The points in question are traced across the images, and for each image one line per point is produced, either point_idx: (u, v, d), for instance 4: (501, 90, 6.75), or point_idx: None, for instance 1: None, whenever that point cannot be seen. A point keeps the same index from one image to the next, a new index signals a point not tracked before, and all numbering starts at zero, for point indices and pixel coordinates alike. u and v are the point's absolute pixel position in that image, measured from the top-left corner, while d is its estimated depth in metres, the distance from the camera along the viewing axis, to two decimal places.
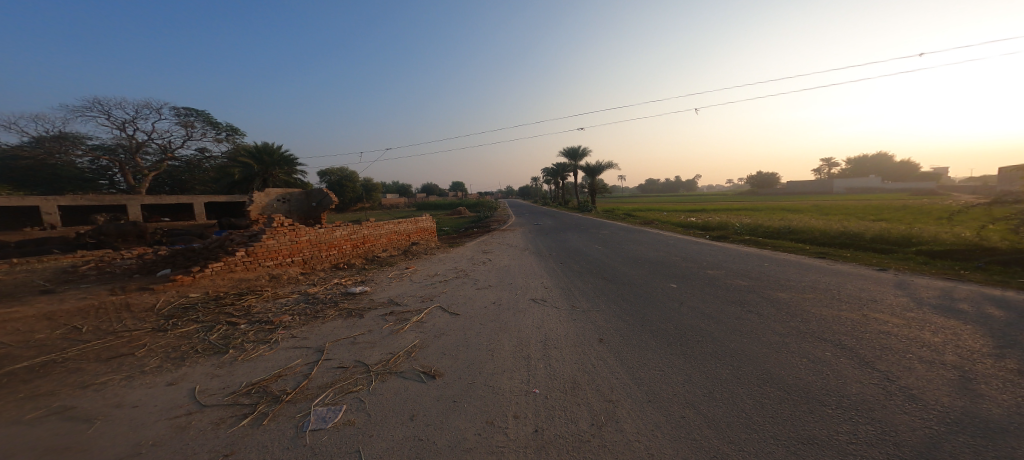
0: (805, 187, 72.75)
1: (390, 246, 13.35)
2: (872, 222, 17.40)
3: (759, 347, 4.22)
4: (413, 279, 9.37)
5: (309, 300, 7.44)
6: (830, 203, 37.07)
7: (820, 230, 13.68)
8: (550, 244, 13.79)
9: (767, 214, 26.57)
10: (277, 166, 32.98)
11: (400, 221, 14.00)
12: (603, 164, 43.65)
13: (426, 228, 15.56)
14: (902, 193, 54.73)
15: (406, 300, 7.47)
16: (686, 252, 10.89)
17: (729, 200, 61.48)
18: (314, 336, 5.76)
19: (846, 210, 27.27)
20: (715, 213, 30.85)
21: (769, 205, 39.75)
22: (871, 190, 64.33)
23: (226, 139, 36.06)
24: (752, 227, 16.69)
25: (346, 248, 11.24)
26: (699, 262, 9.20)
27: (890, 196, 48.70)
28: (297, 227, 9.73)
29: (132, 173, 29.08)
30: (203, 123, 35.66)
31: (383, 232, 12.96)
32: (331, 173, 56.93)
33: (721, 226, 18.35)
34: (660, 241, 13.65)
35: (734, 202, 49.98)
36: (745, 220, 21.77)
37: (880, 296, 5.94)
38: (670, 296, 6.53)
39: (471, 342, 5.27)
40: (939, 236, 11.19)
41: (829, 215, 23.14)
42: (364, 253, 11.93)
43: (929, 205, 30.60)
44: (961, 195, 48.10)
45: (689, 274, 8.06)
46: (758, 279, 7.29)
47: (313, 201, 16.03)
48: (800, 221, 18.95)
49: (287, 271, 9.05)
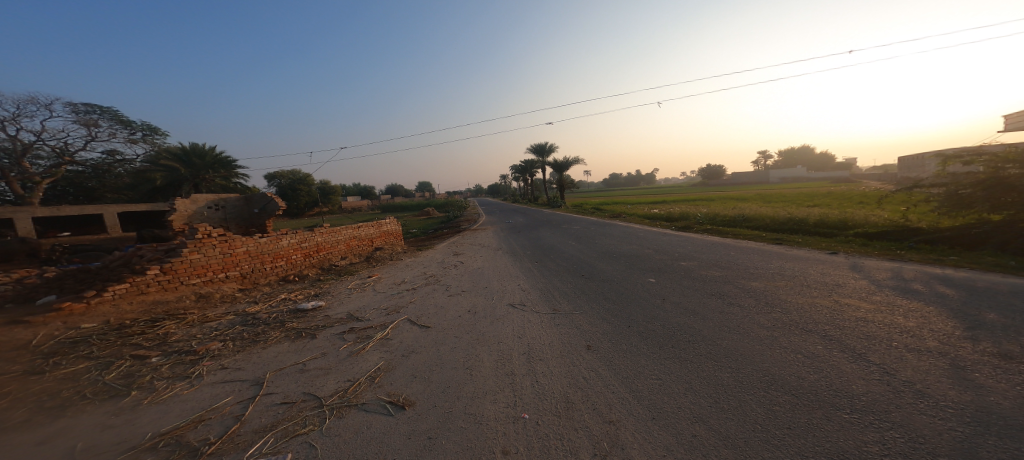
0: (743, 177, 78.35)
1: (349, 253, 12.24)
2: (810, 207, 18.70)
3: (753, 344, 4.05)
4: (376, 289, 8.48)
5: (247, 321, 6.41)
6: (776, 192, 39.96)
7: (770, 217, 14.40)
8: (519, 243, 13.35)
9: (718, 204, 27.96)
10: (207, 169, 29.81)
11: (360, 225, 12.89)
12: (569, 160, 44.08)
13: (390, 231, 14.52)
14: (825, 180, 60.64)
15: (368, 314, 6.65)
16: (656, 245, 10.94)
17: (681, 191, 64.82)
18: (250, 366, 4.88)
19: (785, 198, 29.37)
20: (669, 204, 32.04)
21: (722, 195, 42.07)
22: (799, 179, 70.51)
23: (142, 140, 32.07)
24: (711, 217, 17.33)
25: (296, 258, 10.08)
26: (670, 255, 9.21)
27: (814, 183, 53.78)
28: (231, 237, 8.49)
29: (21, 180, 24.98)
30: (112, 122, 31.42)
31: (340, 238, 11.84)
32: (280, 176, 52.85)
33: (682, 217, 18.95)
34: (625, 234, 13.71)
35: (691, 194, 52.72)
36: (702, 210, 22.69)
37: (842, 279, 6.08)
38: (650, 293, 6.34)
39: (445, 360, 4.69)
40: (875, 219, 12.14)
41: (772, 203, 24.74)
42: (318, 263, 10.79)
43: (863, 191, 33.79)
44: (872, 181, 54.01)
45: (663, 268, 7.99)
46: (729, 269, 7.34)
47: (255, 207, 14.51)
48: (749, 209, 20.06)
49: (219, 289, 7.85)
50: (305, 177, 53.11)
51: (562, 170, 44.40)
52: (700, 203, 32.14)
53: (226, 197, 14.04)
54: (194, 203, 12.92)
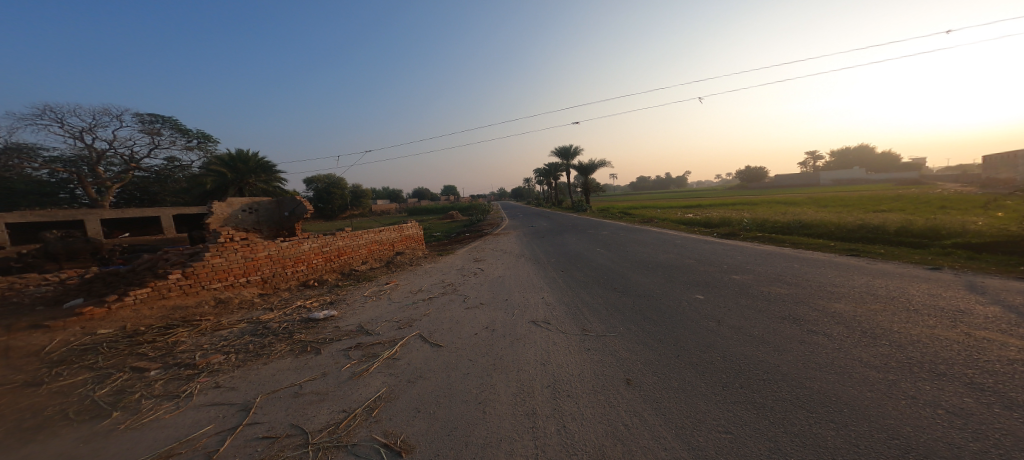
0: (792, 179, 73.08)
1: (370, 258, 11.93)
2: (882, 214, 16.39)
3: (858, 389, 3.00)
4: (394, 298, 7.93)
5: (257, 331, 6.01)
6: (828, 195, 36.61)
7: (835, 224, 12.64)
8: (549, 249, 12.49)
9: (767, 209, 25.65)
10: (252, 174, 31.26)
11: (383, 229, 12.57)
12: (595, 163, 42.67)
13: (413, 236, 14.17)
14: (888, 184, 55.04)
15: (379, 328, 6.08)
16: (700, 253, 9.72)
17: (722, 196, 61.38)
18: (244, 385, 4.38)
19: (841, 202, 26.58)
20: (713, 209, 29.86)
21: (767, 199, 39.13)
22: (858, 182, 64.69)
23: (197, 147, 34.25)
24: (759, 223, 15.64)
25: (317, 263, 9.80)
26: (720, 265, 8.02)
27: (877, 187, 48.88)
28: (252, 241, 8.26)
29: (94, 185, 27.11)
30: (171, 131, 33.81)
31: (362, 242, 11.55)
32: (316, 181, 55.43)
33: (725, 222, 17.34)
34: (664, 241, 12.49)
35: (731, 198, 49.55)
36: (748, 215, 20.74)
37: (964, 305, 4.74)
38: (700, 312, 5.32)
39: (456, 390, 3.95)
40: (966, 227, 10.28)
41: (830, 208, 22.28)
42: (339, 268, 10.50)
43: (933, 194, 30.04)
44: (946, 183, 48.50)
45: (712, 281, 6.88)
46: (797, 285, 6.13)
47: (286, 211, 14.65)
48: (801, 215, 18.08)
49: (239, 294, 7.58)
50: (341, 182, 54.73)
51: (586, 173, 43.01)
52: (741, 207, 29.90)
53: (259, 201, 14.21)
54: (229, 207, 13.10)
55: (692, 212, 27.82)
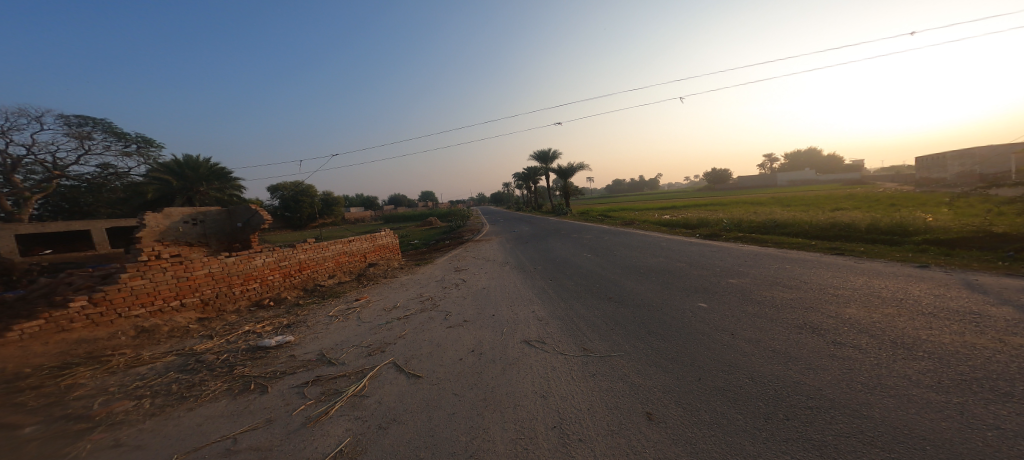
0: (751, 181, 76.58)
1: (337, 271, 10.88)
2: (849, 212, 16.91)
3: (930, 416, 2.54)
4: (361, 318, 7.02)
5: (187, 365, 4.97)
6: (790, 195, 38.29)
7: (810, 223, 12.79)
8: (529, 255, 11.88)
9: (737, 209, 26.27)
10: (202, 181, 29.15)
11: (350, 240, 11.52)
12: (573, 167, 42.89)
13: (385, 245, 13.14)
14: (838, 184, 58.61)
15: (343, 355, 5.21)
16: (689, 257, 9.43)
17: (690, 197, 63.36)
18: (162, 442, 3.42)
19: (805, 202, 27.70)
20: (686, 211, 30.35)
21: (734, 201, 40.42)
22: (811, 182, 68.59)
23: (137, 152, 31.40)
24: (737, 223, 15.72)
25: (273, 279, 8.70)
26: (712, 270, 7.71)
27: (829, 187, 51.85)
28: (189, 257, 7.10)
29: (11, 196, 24.03)
30: (106, 135, 30.78)
31: (327, 254, 10.51)
32: (281, 188, 51.54)
33: (703, 224, 17.42)
34: (647, 245, 12.18)
35: (699, 200, 51.07)
36: (721, 216, 21.06)
37: (976, 306, 4.51)
38: (709, 324, 4.85)
39: (438, 439, 3.20)
40: (936, 223, 10.59)
41: (796, 207, 23.00)
42: (300, 284, 9.42)
43: (883, 194, 31.86)
44: (889, 183, 52.19)
45: (710, 287, 6.49)
46: (798, 288, 5.83)
47: (238, 222, 13.27)
48: (774, 214, 18.42)
49: (170, 321, 6.44)
50: (309, 189, 52.26)
51: (565, 176, 43.06)
52: (713, 208, 30.56)
53: (205, 211, 12.76)
54: (168, 218, 11.59)
55: (667, 214, 28.16)
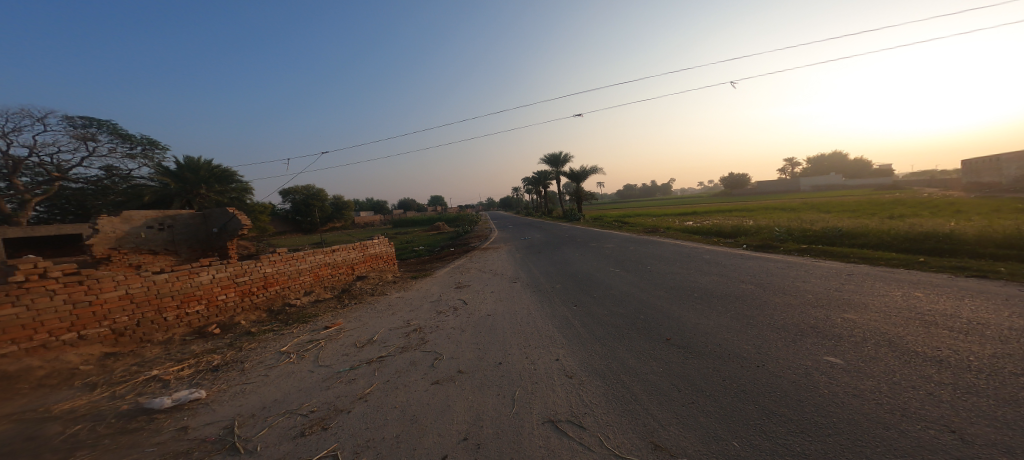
0: (773, 186, 73.16)
1: (316, 286, 9.07)
2: (915, 219, 14.49)
3: None
4: (320, 360, 5.15)
5: (8, 447, 3.12)
6: (820, 201, 35.34)
7: (886, 232, 10.54)
8: (547, 268, 9.94)
9: (770, 215, 23.80)
10: (203, 183, 28.17)
11: (335, 249, 9.74)
12: (588, 169, 40.84)
13: (379, 255, 11.33)
14: (871, 189, 54.99)
15: (259, 437, 3.32)
16: (752, 275, 7.36)
17: (711, 202, 60.41)
18: None
19: (844, 207, 25.07)
20: (712, 217, 27.91)
21: (758, 206, 37.59)
22: (839, 188, 64.85)
23: (141, 154, 30.57)
24: (787, 231, 13.46)
25: (225, 299, 6.93)
26: (801, 296, 5.65)
27: (861, 192, 48.43)
28: (96, 273, 5.34)
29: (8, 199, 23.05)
30: (111, 137, 30.01)
31: (303, 267, 8.72)
32: (293, 191, 49.93)
33: (743, 232, 15.18)
34: (687, 257, 10.10)
35: (719, 206, 48.07)
36: (759, 223, 18.76)
37: None
38: (875, 402, 2.84)
39: None
40: None
41: (840, 213, 20.47)
42: (263, 305, 7.63)
43: (924, 198, 28.90)
44: (926, 187, 48.52)
45: (817, 325, 4.46)
46: (977, 334, 3.79)
47: (213, 226, 11.64)
48: (822, 221, 16.10)
49: (54, 362, 4.66)
50: (319, 193, 51.22)
51: (579, 180, 41.01)
52: (739, 214, 28.08)
53: (175, 214, 11.18)
54: (127, 223, 10.03)
55: (692, 220, 25.87)
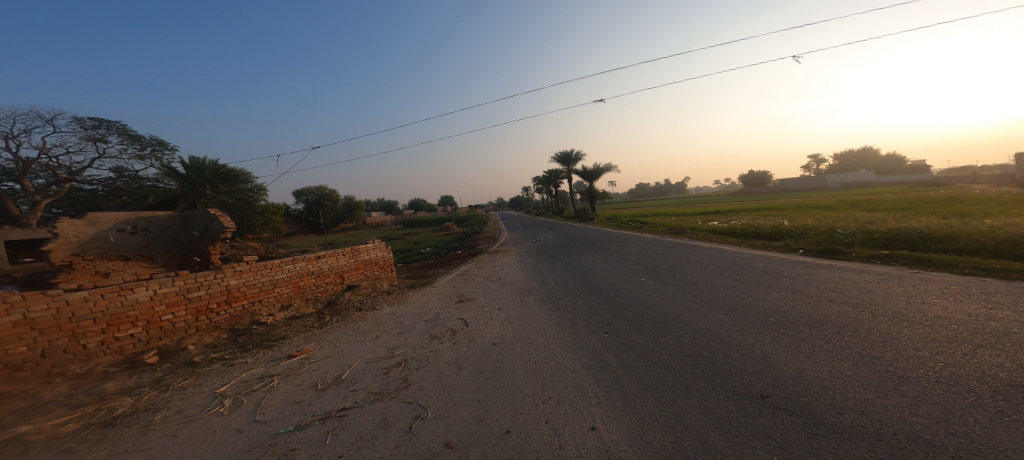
0: (798, 184, 69.74)
1: (296, 299, 7.72)
2: (989, 219, 12.45)
3: None
4: (258, 415, 3.75)
5: None
6: (852, 199, 32.71)
7: (981, 235, 8.66)
8: (566, 277, 8.41)
9: (806, 215, 21.69)
10: (209, 183, 27.63)
11: (320, 255, 8.38)
12: (601, 167, 38.88)
13: (374, 261, 9.95)
14: (906, 187, 51.51)
15: None
16: (837, 290, 5.69)
17: (733, 199, 57.85)
18: None
19: (886, 206, 22.76)
20: (738, 216, 25.84)
21: (784, 204, 35.23)
22: (870, 185, 61.33)
23: (150, 155, 30.06)
24: (843, 232, 11.62)
25: (172, 320, 5.74)
26: (937, 328, 4.02)
27: (895, 190, 45.27)
28: None
29: None
30: (120, 138, 29.56)
31: (279, 278, 7.37)
32: (308, 193, 49.70)
33: (787, 233, 13.33)
34: (732, 264, 8.47)
35: (740, 204, 45.58)
36: (797, 223, 16.82)
37: None
38: None
39: None
40: None
41: (888, 212, 18.26)
42: (224, 325, 6.31)
43: (970, 196, 26.26)
44: (969, 184, 44.98)
45: (1012, 381, 2.88)
46: None
47: (193, 229, 10.49)
48: (873, 221, 14.12)
49: None
50: (331, 193, 50.98)
51: (593, 179, 39.19)
52: (769, 214, 25.91)
53: (150, 216, 10.02)
54: (91, 225, 8.87)
55: (715, 220, 23.87)
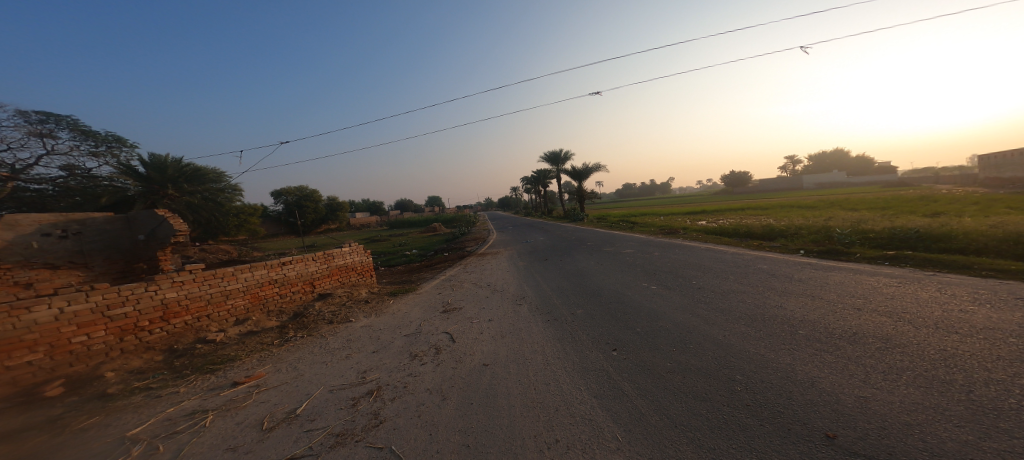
0: (775, 184, 71.43)
1: (255, 312, 6.78)
2: (983, 218, 12.36)
3: None
4: None
5: None
6: (834, 199, 33.16)
7: (987, 233, 8.38)
8: (562, 282, 7.72)
9: (796, 214, 21.61)
10: (170, 183, 25.85)
11: (286, 260, 7.44)
12: (589, 166, 38.56)
13: (351, 266, 9.03)
14: (879, 187, 53.08)
15: None
16: (863, 295, 5.17)
17: (714, 199, 58.71)
18: None
19: (872, 205, 22.92)
20: (727, 216, 25.73)
21: (768, 204, 35.52)
22: (844, 185, 63.08)
23: (106, 153, 27.95)
24: (843, 232, 11.30)
25: (87, 343, 4.78)
26: (999, 343, 3.49)
27: (871, 191, 46.51)
28: None
29: None
30: (72, 134, 27.35)
31: (232, 288, 6.43)
32: (285, 193, 47.73)
33: (784, 233, 12.99)
34: (738, 266, 7.96)
35: (723, 204, 46.03)
36: (791, 222, 16.60)
37: None
38: None
39: None
40: None
41: (878, 211, 18.25)
42: (159, 345, 5.37)
43: (949, 195, 26.71)
44: (938, 184, 46.64)
45: None
46: None
47: (139, 233, 9.44)
48: (870, 220, 13.91)
49: None
50: (312, 194, 49.01)
51: (580, 179, 38.77)
52: (755, 213, 25.95)
53: (85, 219, 8.86)
54: (10, 230, 7.70)
55: (705, 219, 23.67)
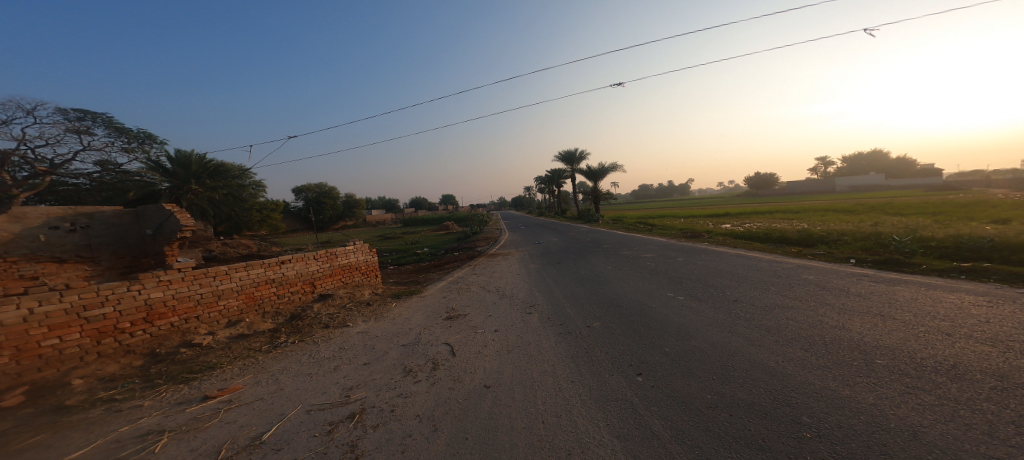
0: (806, 187, 68.23)
1: (250, 313, 6.36)
2: None
3: None
4: None
5: None
6: (870, 202, 31.11)
7: None
8: (579, 288, 7.01)
9: (829, 219, 20.14)
10: (194, 179, 26.33)
11: (286, 259, 7.02)
12: (606, 166, 37.51)
13: (355, 266, 8.58)
14: (919, 190, 49.82)
15: None
16: (943, 316, 4.28)
17: (738, 202, 56.41)
18: None
19: (915, 210, 21.18)
20: (753, 219, 24.35)
21: (797, 207, 33.66)
22: (881, 188, 59.64)
23: (136, 149, 28.80)
24: (890, 239, 10.17)
25: (60, 346, 4.41)
26: None
27: (910, 195, 43.62)
28: None
29: None
30: (107, 131, 28.35)
31: (225, 289, 6.02)
32: (308, 190, 48.95)
33: (819, 239, 11.89)
34: (776, 275, 7.08)
35: (748, 206, 44.07)
36: (825, 227, 15.35)
37: None
38: None
39: None
40: None
41: (923, 216, 16.72)
42: (140, 349, 5.00)
43: (1002, 199, 24.48)
44: (987, 188, 43.32)
45: None
46: None
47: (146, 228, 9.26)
48: (917, 226, 12.60)
49: None
50: (331, 191, 49.83)
51: (597, 179, 37.77)
52: (783, 216, 24.47)
53: (93, 212, 8.73)
54: (16, 222, 7.59)
55: (728, 223, 22.39)
